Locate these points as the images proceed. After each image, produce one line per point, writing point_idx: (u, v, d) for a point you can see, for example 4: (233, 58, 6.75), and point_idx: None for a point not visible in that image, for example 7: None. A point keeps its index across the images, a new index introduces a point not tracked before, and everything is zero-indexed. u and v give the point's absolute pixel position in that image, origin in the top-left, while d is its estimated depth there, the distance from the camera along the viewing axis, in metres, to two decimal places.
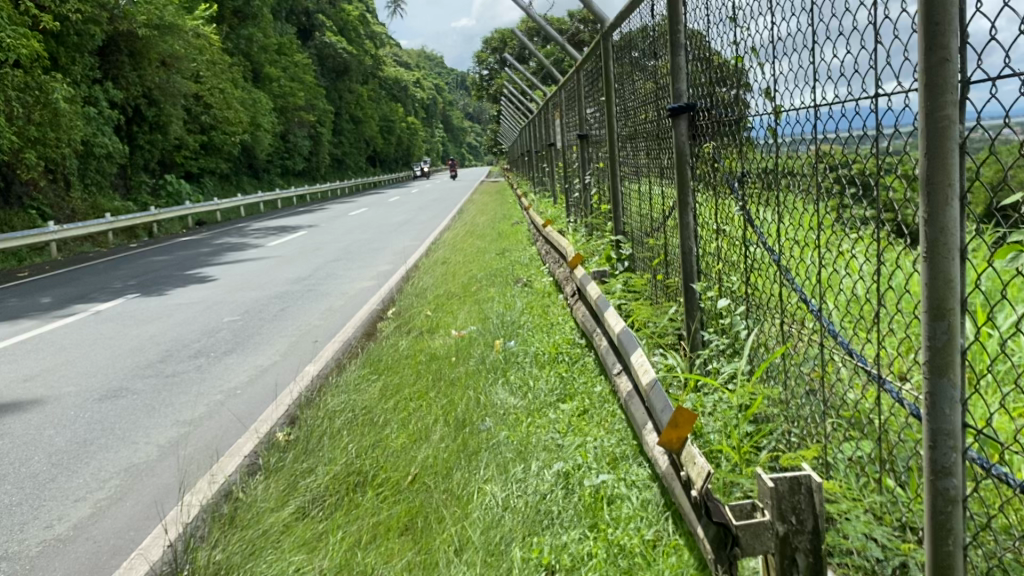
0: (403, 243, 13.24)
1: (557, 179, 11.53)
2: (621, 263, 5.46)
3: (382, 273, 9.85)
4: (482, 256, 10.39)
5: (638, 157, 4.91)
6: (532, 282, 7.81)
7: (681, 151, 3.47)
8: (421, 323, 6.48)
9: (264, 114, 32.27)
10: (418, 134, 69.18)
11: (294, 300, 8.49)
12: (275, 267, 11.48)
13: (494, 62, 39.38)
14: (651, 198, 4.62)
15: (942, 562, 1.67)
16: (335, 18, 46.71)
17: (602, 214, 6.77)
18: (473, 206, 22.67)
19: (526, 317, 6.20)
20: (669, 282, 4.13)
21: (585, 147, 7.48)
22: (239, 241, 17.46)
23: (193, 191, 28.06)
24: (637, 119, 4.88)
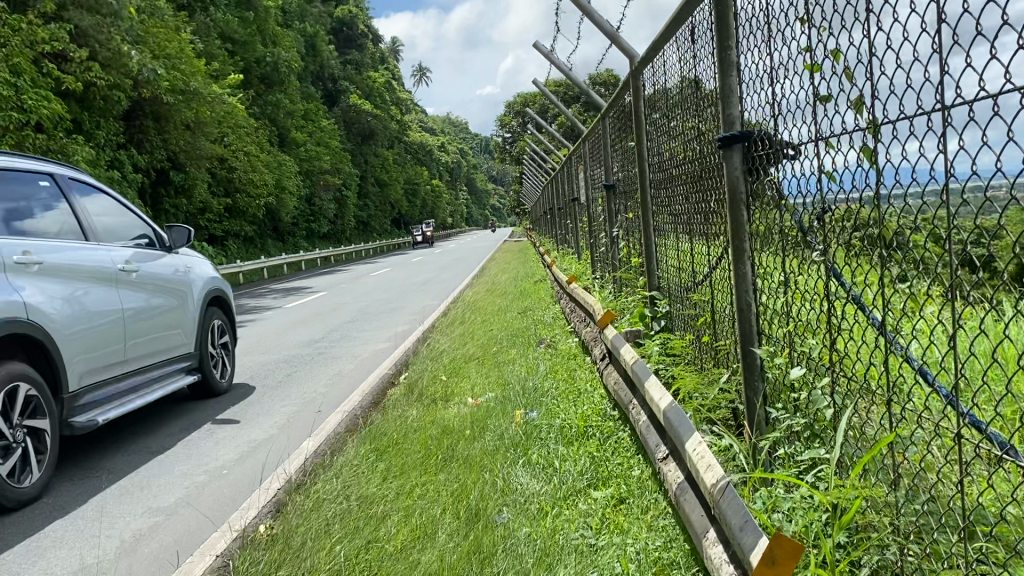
0: (423, 304, 12.71)
1: (581, 235, 11.03)
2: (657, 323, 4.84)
3: (398, 334, 9.29)
4: (503, 316, 9.85)
5: (676, 203, 4.33)
6: (556, 342, 7.22)
7: (734, 189, 2.88)
8: (434, 390, 5.87)
9: (289, 177, 32.32)
10: (443, 198, 69.69)
11: (303, 364, 7.93)
12: (290, 329, 10.99)
13: (517, 125, 39.51)
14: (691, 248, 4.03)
15: None
16: (362, 84, 47.20)
17: (630, 269, 6.20)
18: (495, 264, 22.28)
19: (550, 383, 5.57)
20: (718, 346, 3.51)
21: (613, 199, 6.92)
22: (258, 303, 17.08)
23: (215, 253, 27.93)
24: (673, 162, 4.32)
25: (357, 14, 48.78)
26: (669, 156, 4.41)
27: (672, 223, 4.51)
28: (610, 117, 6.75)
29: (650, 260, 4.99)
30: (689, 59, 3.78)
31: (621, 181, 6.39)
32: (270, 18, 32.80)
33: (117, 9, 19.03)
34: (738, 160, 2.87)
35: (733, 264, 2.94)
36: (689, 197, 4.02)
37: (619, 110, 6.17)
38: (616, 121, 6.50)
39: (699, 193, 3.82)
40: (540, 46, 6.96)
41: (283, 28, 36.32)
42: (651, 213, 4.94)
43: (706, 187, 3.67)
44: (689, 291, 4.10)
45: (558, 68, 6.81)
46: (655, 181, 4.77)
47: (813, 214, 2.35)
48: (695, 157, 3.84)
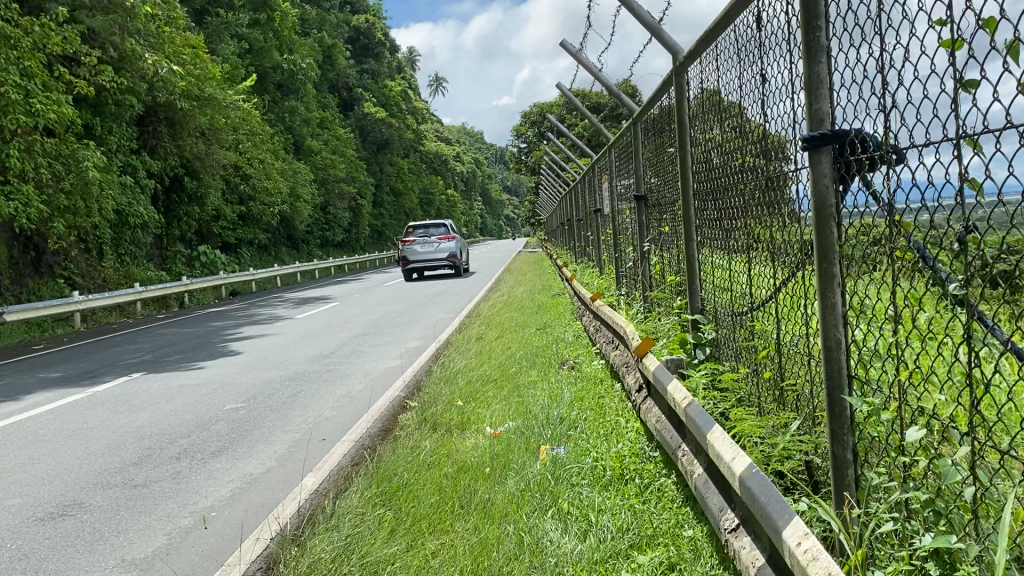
0: (437, 318, 12.20)
1: (604, 247, 10.51)
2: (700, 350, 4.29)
3: (410, 351, 8.78)
4: (521, 332, 9.36)
5: (729, 215, 3.81)
6: (580, 364, 6.69)
7: (821, 202, 2.37)
8: (449, 418, 5.35)
9: (303, 184, 31.94)
10: (457, 208, 69.32)
11: (309, 383, 7.42)
12: (298, 343, 10.49)
13: (533, 135, 39.05)
14: (751, 269, 3.52)
15: (843, 480, 2.40)
16: (377, 92, 46.81)
17: (664, 287, 5.67)
18: (512, 275, 21.75)
19: (577, 413, 5.05)
20: (788, 386, 2.99)
21: (644, 211, 6.39)
22: (268, 313, 16.60)
23: (228, 261, 27.55)
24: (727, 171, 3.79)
25: (374, 23, 48.45)
26: (721, 164, 3.88)
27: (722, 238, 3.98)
28: (643, 122, 6.22)
29: (693, 278, 4.45)
30: (752, 50, 3.27)
31: (656, 192, 5.86)
32: (287, 25, 32.49)
33: (132, 11, 18.54)
34: (827, 165, 2.36)
35: (819, 293, 2.42)
36: (749, 211, 3.50)
37: (655, 111, 5.64)
38: (649, 128, 5.98)
39: (763, 208, 3.30)
40: (566, 46, 6.42)
41: (299, 35, 36.01)
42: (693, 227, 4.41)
43: (773, 198, 3.15)
44: (746, 313, 3.58)
45: (586, 68, 6.28)
46: (702, 193, 4.25)
47: (951, 236, 1.82)
48: (760, 165, 3.32)
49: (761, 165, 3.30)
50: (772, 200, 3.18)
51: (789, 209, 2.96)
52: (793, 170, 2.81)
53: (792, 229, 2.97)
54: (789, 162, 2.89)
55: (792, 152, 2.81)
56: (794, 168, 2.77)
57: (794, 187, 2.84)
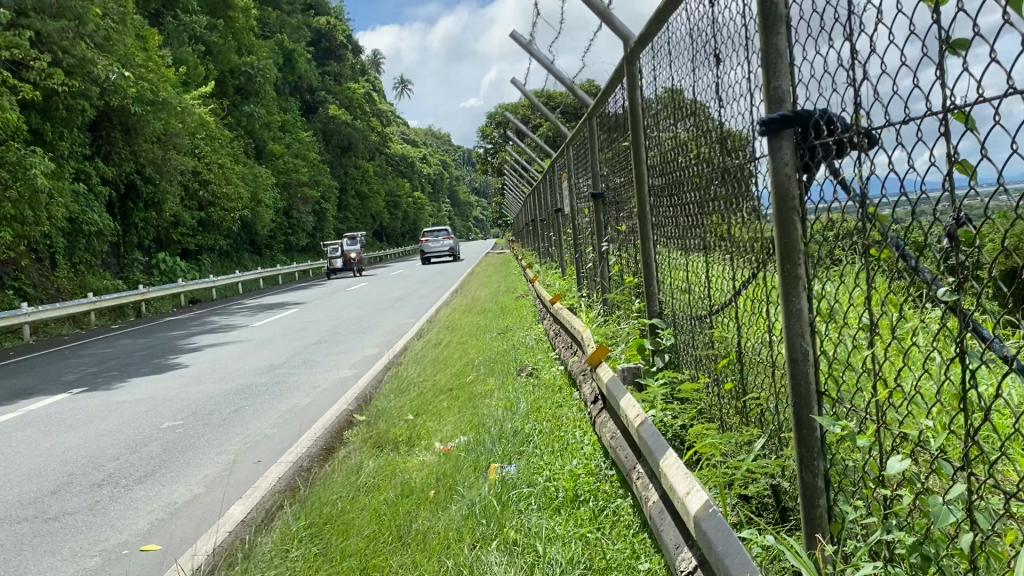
0: (398, 323, 11.83)
1: (566, 248, 10.24)
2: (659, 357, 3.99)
3: (364, 359, 8.42)
4: (481, 337, 9.04)
5: (686, 211, 3.52)
6: (539, 371, 6.38)
7: (783, 192, 2.07)
8: (396, 434, 5.00)
9: (265, 189, 31.31)
10: (424, 210, 68.72)
11: (256, 396, 7.04)
12: (251, 353, 10.07)
13: (498, 136, 38.72)
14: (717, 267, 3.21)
15: (814, 511, 2.10)
16: (339, 94, 46.16)
17: (623, 289, 5.37)
18: (477, 277, 21.43)
19: (532, 425, 4.73)
20: (752, 400, 2.69)
21: (602, 209, 6.08)
22: (225, 321, 16.10)
23: (188, 268, 26.87)
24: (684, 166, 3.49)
25: (336, 25, 47.77)
26: (677, 158, 3.58)
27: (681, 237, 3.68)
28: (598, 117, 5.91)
29: (651, 280, 4.14)
30: (705, 33, 2.96)
31: (613, 189, 5.55)
32: (245, 27, 31.81)
33: (81, 13, 17.88)
34: (789, 150, 2.05)
35: (782, 297, 2.11)
36: (708, 208, 3.21)
37: (611, 105, 5.33)
38: (605, 122, 5.67)
39: (722, 203, 3.00)
40: (518, 37, 6.09)
41: (258, 37, 35.33)
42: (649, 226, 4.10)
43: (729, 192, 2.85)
44: (707, 315, 3.27)
45: (539, 61, 5.96)
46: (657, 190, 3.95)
47: (939, 230, 1.53)
48: (717, 154, 3.01)
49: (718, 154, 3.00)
50: (729, 193, 2.88)
51: (749, 204, 2.66)
52: (754, 160, 2.52)
53: (753, 226, 2.67)
54: (747, 152, 2.60)
55: (753, 139, 2.51)
56: (754, 157, 2.47)
57: (756, 180, 2.55)
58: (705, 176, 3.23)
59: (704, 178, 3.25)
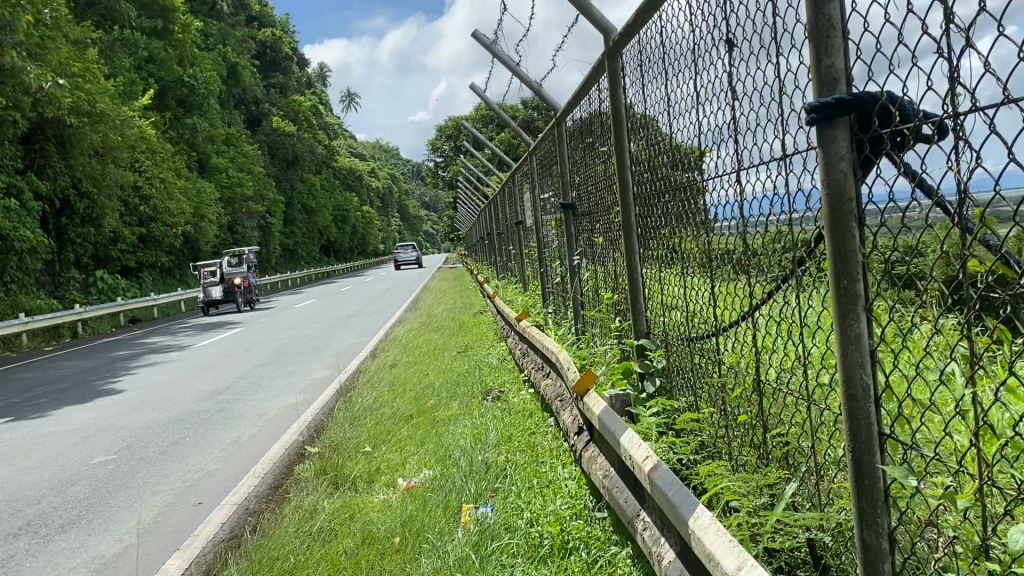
0: (349, 342, 11.31)
1: (527, 262, 9.89)
2: (649, 381, 3.60)
3: (315, 383, 7.92)
4: (439, 356, 8.63)
5: (681, 221, 3.15)
6: (505, 393, 5.99)
7: (838, 192, 1.70)
8: (354, 469, 4.57)
9: (208, 204, 30.40)
10: (373, 224, 67.90)
11: (197, 426, 6.51)
12: (193, 376, 9.48)
13: (449, 149, 38.30)
14: (724, 282, 2.84)
15: None
16: (285, 107, 45.31)
17: (598, 306, 5.02)
18: (430, 292, 20.96)
19: (505, 456, 4.33)
20: (783, 437, 2.31)
21: (573, 220, 5.71)
22: (167, 341, 15.34)
23: (128, 286, 25.87)
24: (678, 170, 3.13)
25: (281, 37, 46.96)
26: (669, 161, 3.23)
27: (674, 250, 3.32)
28: (567, 121, 5.54)
29: (637, 296, 3.76)
30: (708, 17, 2.61)
31: (586, 198, 5.18)
32: (188, 38, 30.93)
33: (11, 21, 16.96)
34: (844, 138, 1.69)
35: (836, 319, 1.75)
36: (710, 216, 2.84)
37: (584, 108, 4.97)
38: (576, 127, 5.30)
39: (730, 211, 2.65)
40: (481, 36, 5.71)
41: (202, 49, 34.39)
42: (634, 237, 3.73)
43: (742, 198, 2.49)
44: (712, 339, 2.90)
45: (502, 61, 5.58)
46: (645, 197, 3.58)
47: None
48: (726, 153, 2.65)
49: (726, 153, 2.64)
50: (741, 198, 2.52)
51: (771, 208, 2.29)
52: (784, 157, 2.15)
53: (778, 234, 2.31)
54: (771, 147, 2.24)
55: (782, 132, 2.14)
56: (786, 152, 2.10)
57: (785, 179, 2.19)
58: (707, 180, 2.87)
59: (706, 181, 2.89)
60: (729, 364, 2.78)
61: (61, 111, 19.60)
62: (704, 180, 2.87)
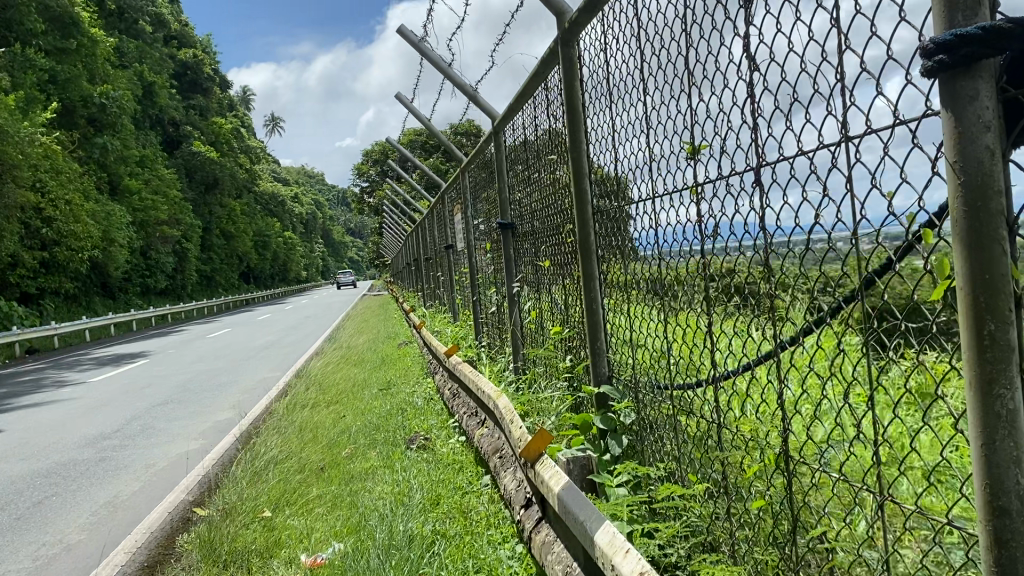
0: (261, 378, 10.40)
1: (457, 290, 9.22)
2: (612, 443, 2.89)
3: (214, 427, 7.02)
4: (361, 394, 7.86)
5: (662, 238, 2.51)
6: (432, 441, 5.29)
7: (988, 183, 1.08)
8: (251, 540, 3.78)
9: (119, 228, 28.74)
10: (297, 250, 66.14)
11: (72, 479, 5.59)
12: (82, 416, 8.43)
13: (375, 175, 37.39)
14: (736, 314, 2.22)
15: None
16: (205, 129, 43.70)
17: (541, 343, 4.37)
18: (352, 322, 20.04)
19: (431, 527, 3.61)
20: (827, 545, 1.67)
21: (512, 242, 5.04)
22: (61, 375, 14.04)
23: (28, 314, 24.04)
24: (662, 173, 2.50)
25: (202, 58, 45.40)
26: (648, 164, 2.59)
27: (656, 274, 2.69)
28: (504, 132, 4.88)
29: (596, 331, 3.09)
30: None
31: (529, 217, 4.52)
32: (99, 55, 29.30)
33: None
34: (990, 94, 1.09)
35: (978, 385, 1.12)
36: (712, 227, 2.20)
37: (526, 113, 4.32)
38: (515, 137, 4.65)
39: (744, 220, 2.01)
40: (406, 32, 5.02)
41: (115, 67, 32.72)
42: (592, 260, 3.07)
43: (765, 205, 1.87)
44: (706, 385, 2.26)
45: (431, 61, 4.91)
46: (611, 212, 2.93)
47: None
48: (735, 147, 2.03)
49: (737, 144, 2.00)
50: (761, 201, 1.89)
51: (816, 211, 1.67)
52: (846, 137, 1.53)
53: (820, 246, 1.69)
54: (824, 127, 1.63)
55: (844, 108, 1.54)
56: (851, 134, 1.48)
57: (840, 173, 1.58)
58: (704, 184, 2.23)
59: (697, 186, 2.26)
60: (734, 429, 2.12)
61: None
62: (700, 185, 2.22)
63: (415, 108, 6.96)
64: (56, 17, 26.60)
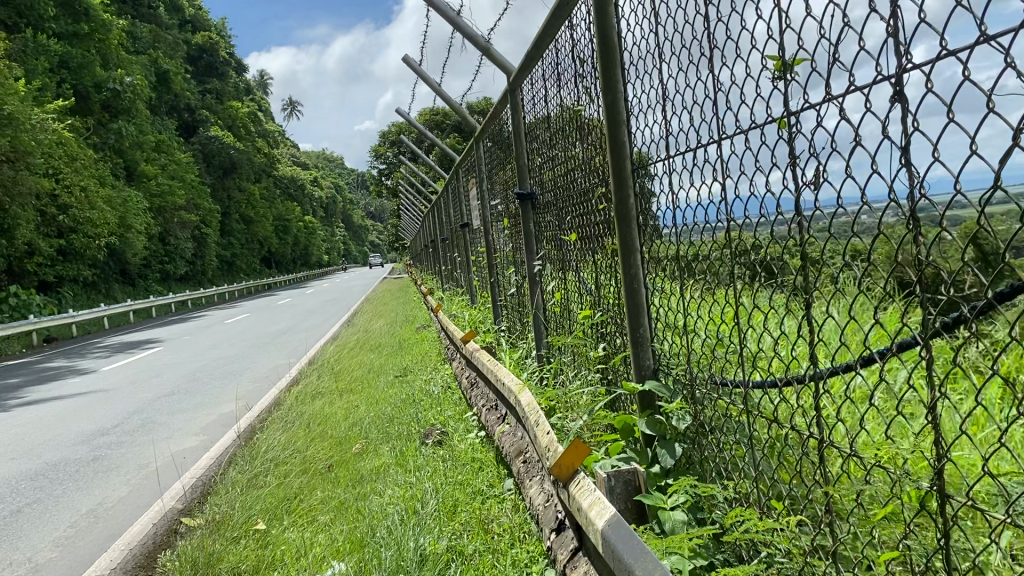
0: (272, 366, 9.94)
1: (473, 271, 8.73)
2: (658, 455, 2.35)
3: (217, 422, 6.56)
4: (375, 381, 7.42)
5: (742, 188, 1.95)
6: (449, 435, 4.81)
7: None
8: (238, 558, 3.30)
9: (135, 214, 28.37)
10: (316, 234, 65.67)
11: (59, 480, 5.14)
12: (84, 410, 7.99)
13: (393, 157, 36.79)
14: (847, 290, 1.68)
15: None
16: (221, 114, 43.24)
17: (567, 327, 3.87)
18: (369, 306, 19.58)
19: (444, 542, 3.13)
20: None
21: (532, 215, 4.50)
22: (73, 364, 13.63)
23: (46, 303, 23.67)
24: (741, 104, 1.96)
25: (216, 41, 44.84)
26: (716, 97, 2.06)
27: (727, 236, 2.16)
28: (522, 92, 4.32)
29: (638, 314, 2.51)
30: None
31: (552, 183, 3.95)
32: (111, 39, 28.85)
33: None
34: None
35: None
36: (815, 168, 1.65)
37: (546, 67, 3.75)
38: (533, 92, 4.09)
39: (873, 156, 1.46)
40: None
41: (128, 51, 32.23)
42: (637, 225, 2.50)
43: (911, 124, 1.34)
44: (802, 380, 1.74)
45: (440, 12, 4.36)
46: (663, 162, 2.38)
47: None
48: (856, 53, 1.48)
49: (863, 51, 1.47)
50: (904, 123, 1.36)
51: (1013, 130, 1.15)
52: None
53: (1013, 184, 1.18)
54: None
55: None
56: None
57: None
58: (802, 114, 1.69)
59: (790, 119, 1.72)
60: (836, 445, 1.59)
61: None
62: (794, 113, 1.68)
63: (426, 73, 6.38)
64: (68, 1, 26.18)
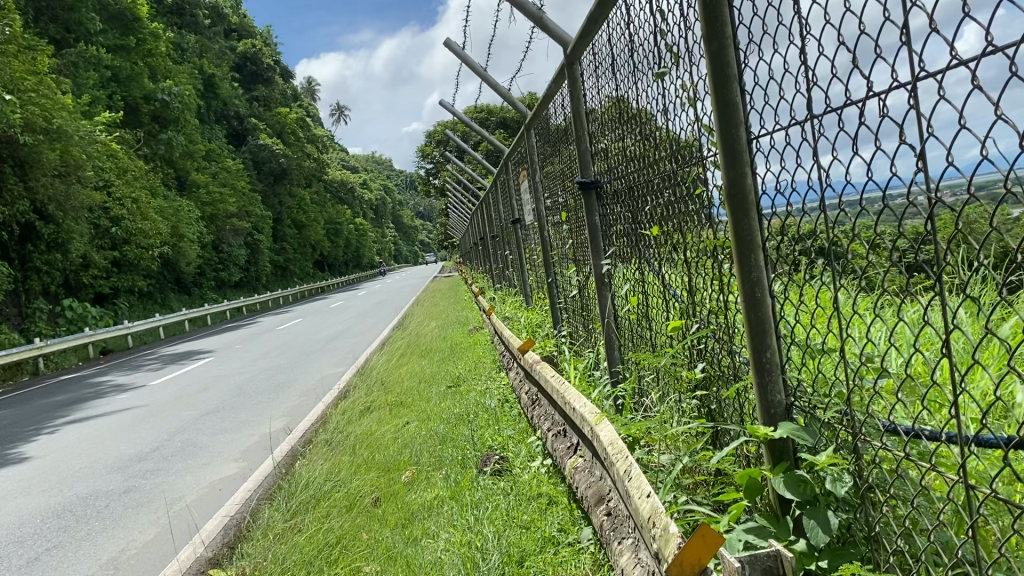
0: (321, 377, 9.47)
1: (527, 270, 8.17)
2: (799, 534, 1.74)
3: (259, 444, 6.07)
4: (429, 391, 6.91)
5: (960, 145, 1.31)
6: (511, 462, 4.24)
7: None
8: None
9: (187, 223, 28.40)
10: (367, 236, 65.78)
11: (87, 519, 4.67)
12: (127, 431, 7.58)
13: (439, 157, 36.37)
14: None
15: None
16: (269, 121, 43.25)
17: (648, 340, 3.25)
18: (421, 307, 19.12)
19: None
20: None
21: (597, 208, 3.84)
22: (125, 378, 13.38)
23: (103, 315, 23.69)
24: (933, 31, 1.35)
25: (261, 49, 45.00)
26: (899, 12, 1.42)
27: (906, 221, 1.55)
28: (581, 64, 3.69)
29: (765, 334, 1.89)
30: None
31: (623, 168, 3.31)
32: (159, 50, 28.96)
33: None
34: None
35: None
36: None
37: (615, 29, 3.11)
38: (595, 59, 3.46)
39: None
40: None
41: (175, 62, 32.39)
42: (759, 210, 1.89)
43: None
44: None
45: None
46: (802, 123, 1.75)
47: None
48: None
49: None
50: None
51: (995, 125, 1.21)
52: None
53: None
54: None
55: None
56: None
57: None
58: None
59: None
60: None
61: (16, 130, 16.87)
62: None
63: (468, 57, 5.78)
64: (115, 15, 26.35)
